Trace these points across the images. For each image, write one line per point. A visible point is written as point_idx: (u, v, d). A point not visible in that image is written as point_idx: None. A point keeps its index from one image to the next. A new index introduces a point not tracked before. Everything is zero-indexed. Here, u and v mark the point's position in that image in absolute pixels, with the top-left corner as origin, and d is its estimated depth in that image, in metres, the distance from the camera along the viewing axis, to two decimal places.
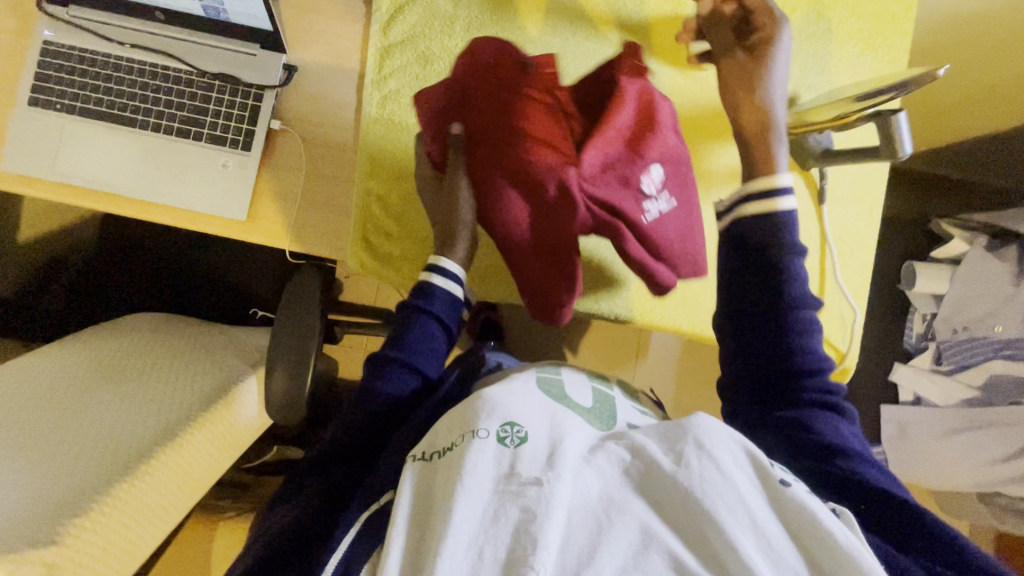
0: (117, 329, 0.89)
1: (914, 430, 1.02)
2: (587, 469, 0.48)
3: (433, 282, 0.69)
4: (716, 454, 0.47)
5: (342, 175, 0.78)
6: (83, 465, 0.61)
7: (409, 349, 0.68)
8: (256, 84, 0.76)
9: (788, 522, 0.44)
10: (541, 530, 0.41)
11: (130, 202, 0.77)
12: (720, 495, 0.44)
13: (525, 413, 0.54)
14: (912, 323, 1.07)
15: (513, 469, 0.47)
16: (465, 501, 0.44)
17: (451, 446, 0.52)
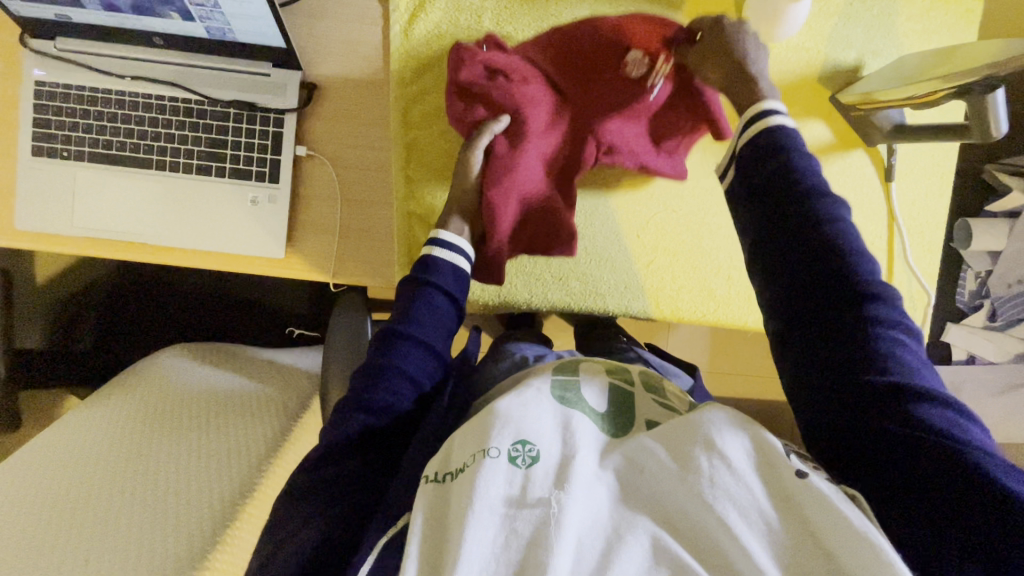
0: (153, 363, 0.87)
1: (968, 390, 1.01)
2: (598, 484, 0.46)
3: (436, 255, 0.68)
4: (730, 457, 0.45)
5: (378, 198, 0.73)
6: (171, 533, 0.62)
7: (415, 321, 0.65)
8: (274, 108, 0.70)
9: (806, 521, 0.43)
10: (552, 558, 0.40)
11: (159, 249, 0.73)
12: (734, 503, 0.43)
13: (540, 425, 0.50)
14: (965, 282, 1.04)
15: (525, 492, 0.44)
16: (478, 531, 0.42)
17: (462, 468, 0.48)
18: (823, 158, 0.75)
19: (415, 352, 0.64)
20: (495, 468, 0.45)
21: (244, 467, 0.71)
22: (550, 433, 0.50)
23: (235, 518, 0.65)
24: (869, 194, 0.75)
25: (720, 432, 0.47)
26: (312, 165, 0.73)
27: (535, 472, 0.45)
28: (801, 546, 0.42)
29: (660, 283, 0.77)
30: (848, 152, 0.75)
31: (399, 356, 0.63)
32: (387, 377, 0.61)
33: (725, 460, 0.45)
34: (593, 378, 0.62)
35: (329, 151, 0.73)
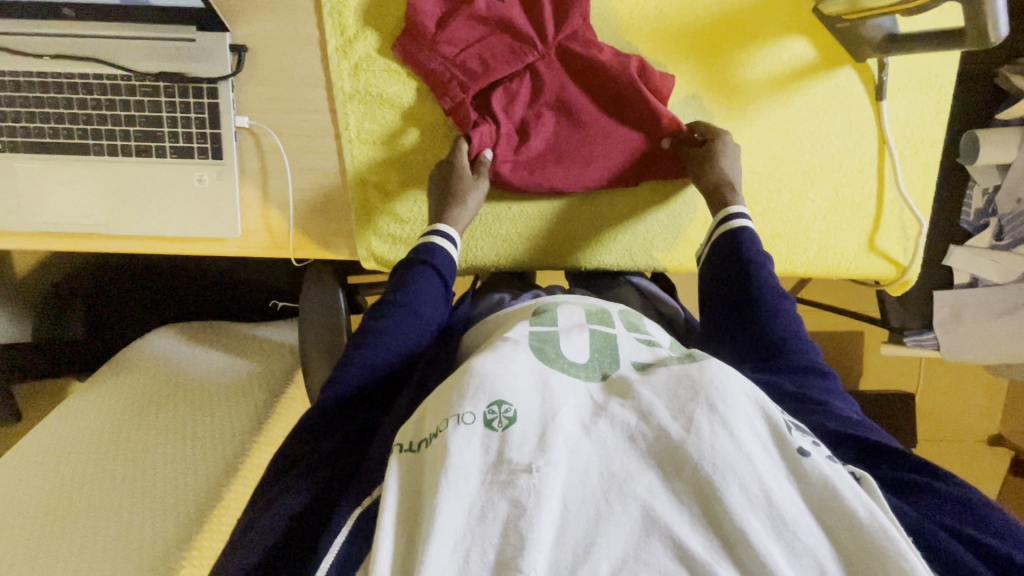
0: (140, 346, 0.88)
1: (969, 314, 0.98)
2: (585, 443, 0.43)
3: (433, 244, 0.66)
4: (731, 420, 0.43)
5: (329, 166, 0.70)
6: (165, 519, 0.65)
7: (410, 302, 0.64)
8: (205, 77, 0.66)
9: (807, 496, 0.42)
10: (532, 530, 0.39)
11: (115, 238, 0.71)
12: (734, 470, 0.41)
13: (519, 380, 0.47)
14: (971, 200, 0.97)
15: (502, 457, 0.42)
16: (451, 502, 0.40)
17: (434, 434, 0.45)
18: (808, 79, 0.68)
19: (412, 324, 0.63)
20: (469, 435, 0.43)
21: (230, 445, 0.73)
22: (529, 389, 0.47)
23: (221, 499, 0.67)
24: (859, 115, 0.68)
25: (723, 393, 0.44)
26: (255, 136, 0.69)
27: (512, 432, 0.43)
28: (801, 520, 0.40)
29: (630, 238, 0.73)
30: (837, 70, 0.67)
31: (394, 324, 0.62)
32: (382, 340, 0.61)
33: (725, 423, 0.43)
34: (573, 326, 0.59)
35: (272, 120, 0.68)
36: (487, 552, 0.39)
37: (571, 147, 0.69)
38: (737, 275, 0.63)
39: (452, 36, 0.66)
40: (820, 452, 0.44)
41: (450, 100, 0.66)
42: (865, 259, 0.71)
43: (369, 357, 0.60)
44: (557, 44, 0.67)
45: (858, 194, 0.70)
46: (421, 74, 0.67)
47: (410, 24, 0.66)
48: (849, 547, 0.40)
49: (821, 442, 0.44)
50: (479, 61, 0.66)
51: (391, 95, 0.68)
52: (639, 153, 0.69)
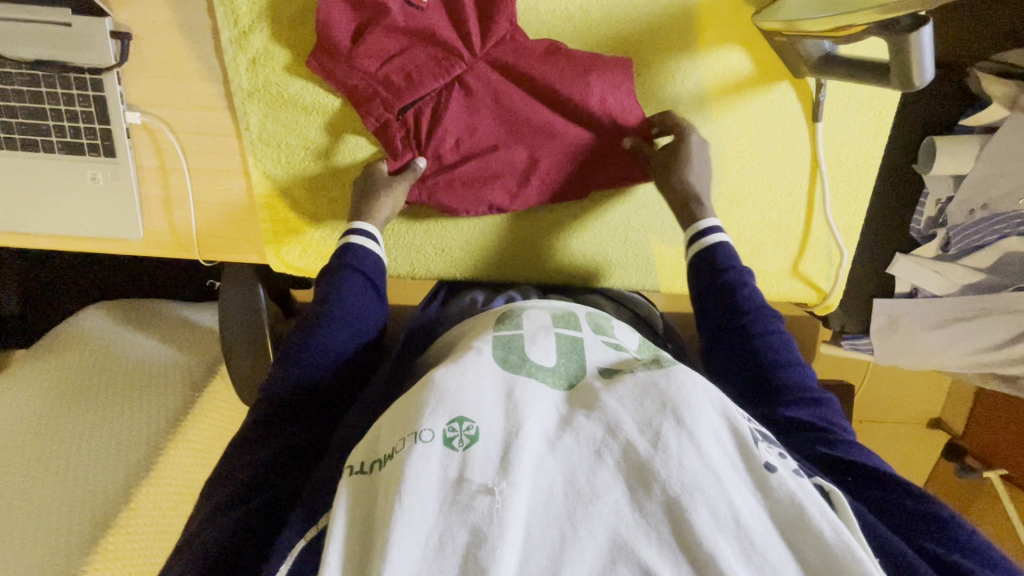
0: (68, 327, 0.86)
1: (905, 323, 0.97)
2: (549, 461, 0.42)
3: (355, 245, 0.63)
4: (698, 435, 0.42)
5: (233, 168, 0.66)
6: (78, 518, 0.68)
7: (337, 309, 0.60)
8: (87, 68, 0.60)
9: (774, 513, 0.41)
10: (492, 559, 0.37)
11: (13, 234, 0.68)
12: (699, 489, 0.40)
13: (480, 396, 0.45)
14: (923, 208, 0.94)
15: (462, 478, 0.41)
16: (407, 531, 0.38)
17: (393, 454, 0.43)
18: (742, 94, 0.64)
19: (341, 331, 0.59)
20: (427, 456, 0.41)
21: (147, 446, 0.75)
22: (494, 405, 0.45)
23: (131, 501, 0.71)
24: (793, 134, 0.65)
25: (689, 407, 0.44)
26: (151, 132, 0.65)
27: (474, 452, 0.42)
28: (771, 542, 0.39)
29: (591, 249, 0.70)
30: (774, 88, 0.64)
31: (318, 334, 0.58)
32: (307, 355, 0.58)
33: (691, 437, 0.42)
34: (539, 331, 0.55)
35: (167, 115, 0.64)
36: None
37: (511, 168, 0.65)
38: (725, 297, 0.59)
39: (371, 49, 0.60)
40: (787, 467, 0.44)
41: (373, 119, 0.62)
42: (787, 283, 0.70)
43: (294, 374, 0.57)
44: (485, 53, 0.61)
45: (785, 218, 0.68)
46: (338, 88, 0.62)
47: (322, 37, 0.60)
48: (816, 568, 0.39)
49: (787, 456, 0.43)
50: (402, 75, 0.61)
51: (294, 95, 0.63)
52: (579, 162, 0.65)
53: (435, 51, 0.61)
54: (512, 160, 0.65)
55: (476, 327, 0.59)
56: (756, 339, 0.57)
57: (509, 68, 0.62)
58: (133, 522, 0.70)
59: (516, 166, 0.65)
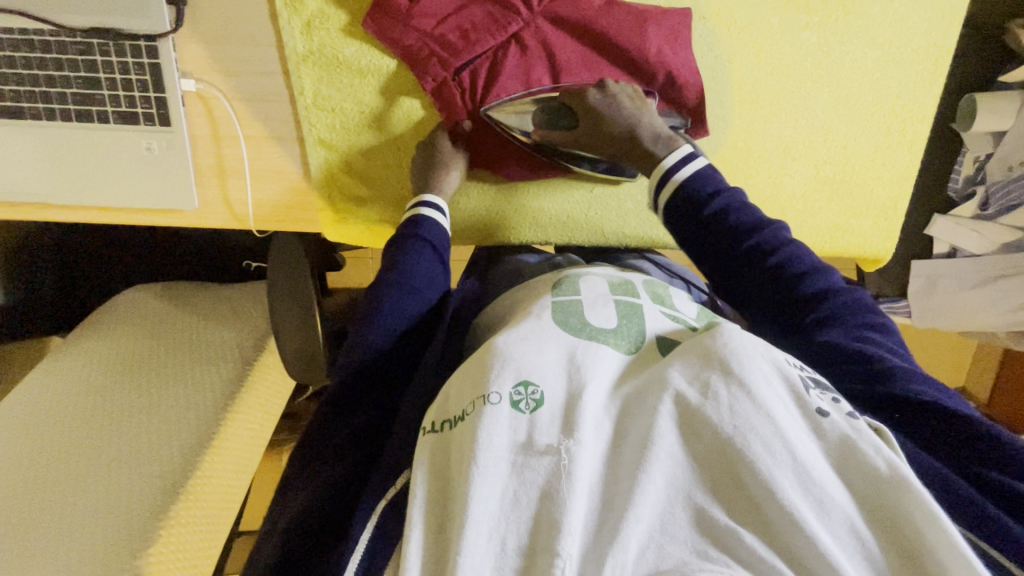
0: (113, 309, 0.87)
1: (942, 284, 0.99)
2: (608, 424, 0.42)
3: (423, 216, 0.63)
4: (748, 379, 0.40)
5: (287, 135, 0.66)
6: (144, 491, 0.69)
7: (406, 277, 0.60)
8: (142, 35, 0.60)
9: (827, 450, 0.39)
10: (565, 511, 0.37)
11: (68, 208, 0.68)
12: (753, 433, 0.38)
13: (544, 360, 0.45)
14: (960, 167, 0.94)
15: (531, 437, 0.40)
16: (484, 486, 0.38)
17: (462, 416, 0.43)
18: (797, 48, 0.64)
19: (409, 299, 0.59)
20: (496, 416, 0.41)
21: (204, 420, 0.75)
22: (556, 368, 0.45)
23: (195, 470, 0.71)
24: (848, 89, 0.65)
25: (735, 353, 0.42)
26: (204, 101, 0.64)
27: (541, 415, 0.42)
28: (827, 477, 0.37)
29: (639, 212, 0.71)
30: (830, 39, 0.63)
31: (387, 301, 0.58)
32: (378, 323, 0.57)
33: (742, 383, 0.40)
34: (599, 298, 0.55)
35: (221, 83, 0.63)
36: (517, 535, 0.37)
37: None
38: (723, 228, 0.58)
39: (428, 8, 0.61)
40: (840, 409, 0.42)
41: (431, 81, 0.63)
42: (840, 238, 0.70)
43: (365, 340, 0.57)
44: (542, 10, 0.62)
45: (840, 172, 0.68)
46: (395, 51, 0.62)
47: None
48: (877, 505, 0.37)
49: (841, 398, 0.41)
50: (458, 32, 0.62)
51: (350, 58, 0.63)
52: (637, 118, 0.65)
53: (494, 8, 0.62)
54: None
55: (532, 291, 0.59)
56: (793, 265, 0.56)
57: (568, 24, 0.63)
58: (197, 494, 0.70)
59: None
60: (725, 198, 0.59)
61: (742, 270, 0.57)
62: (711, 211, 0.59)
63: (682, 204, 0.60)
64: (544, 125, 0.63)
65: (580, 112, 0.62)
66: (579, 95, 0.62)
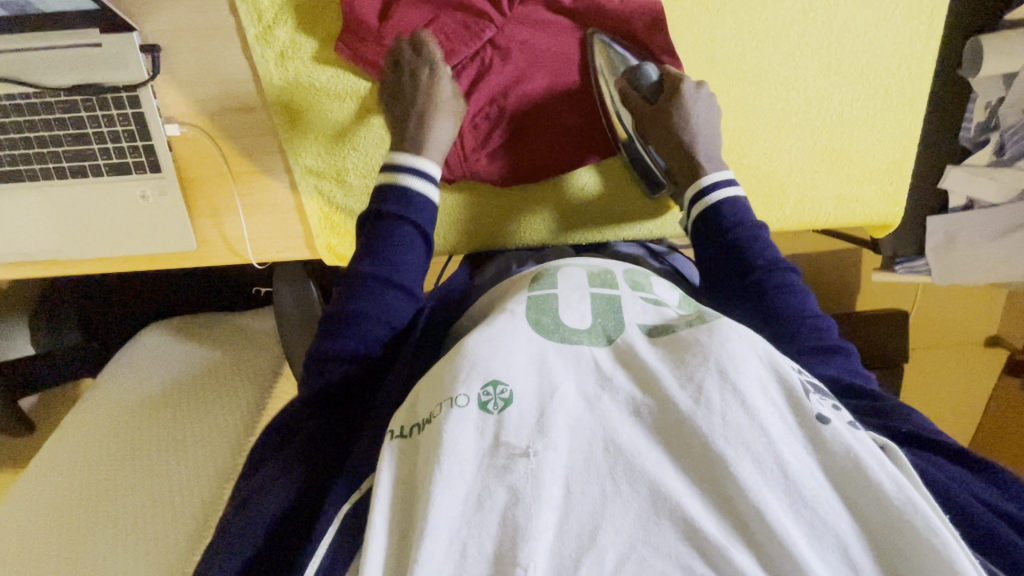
0: (133, 351, 0.90)
1: (963, 238, 0.95)
2: (587, 420, 0.42)
3: (408, 184, 0.59)
4: (744, 388, 0.41)
5: (274, 168, 0.66)
6: (181, 526, 0.72)
7: (389, 262, 0.57)
8: (122, 86, 0.61)
9: (826, 466, 0.39)
10: (532, 517, 0.37)
11: (75, 262, 0.70)
12: (745, 445, 0.39)
13: (514, 356, 0.45)
14: (971, 114, 0.89)
15: (498, 440, 0.41)
16: (446, 490, 0.39)
17: (429, 419, 0.43)
18: (781, 16, 0.61)
19: (390, 295, 0.56)
20: (463, 418, 0.41)
21: (230, 452, 0.78)
22: (529, 367, 0.44)
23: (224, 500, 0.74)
24: (839, 52, 0.62)
25: (734, 358, 0.42)
26: (190, 143, 0.65)
27: (510, 414, 0.41)
28: (823, 495, 0.38)
29: (614, 197, 0.69)
30: (815, 4, 0.60)
31: (365, 293, 0.55)
32: (355, 314, 0.55)
33: (736, 392, 0.41)
34: (574, 292, 0.53)
35: (203, 123, 0.64)
36: (486, 541, 0.38)
37: (555, 131, 0.65)
38: (736, 254, 0.58)
39: (399, 25, 0.61)
40: (842, 418, 0.42)
41: (411, 98, 0.63)
42: (842, 209, 0.68)
43: (343, 328, 0.54)
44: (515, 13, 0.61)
45: (838, 140, 0.65)
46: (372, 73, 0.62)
47: (349, 21, 0.60)
48: (874, 525, 0.38)
49: (841, 406, 0.41)
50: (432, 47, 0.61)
51: (326, 84, 0.63)
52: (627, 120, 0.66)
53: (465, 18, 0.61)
54: (556, 122, 0.65)
55: (508, 286, 0.57)
56: (802, 299, 0.56)
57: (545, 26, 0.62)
58: None
59: (560, 130, 0.66)
60: (745, 225, 0.59)
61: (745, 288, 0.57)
62: (732, 238, 0.58)
63: (706, 229, 0.60)
64: (633, 89, 0.64)
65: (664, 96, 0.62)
66: (674, 84, 0.62)
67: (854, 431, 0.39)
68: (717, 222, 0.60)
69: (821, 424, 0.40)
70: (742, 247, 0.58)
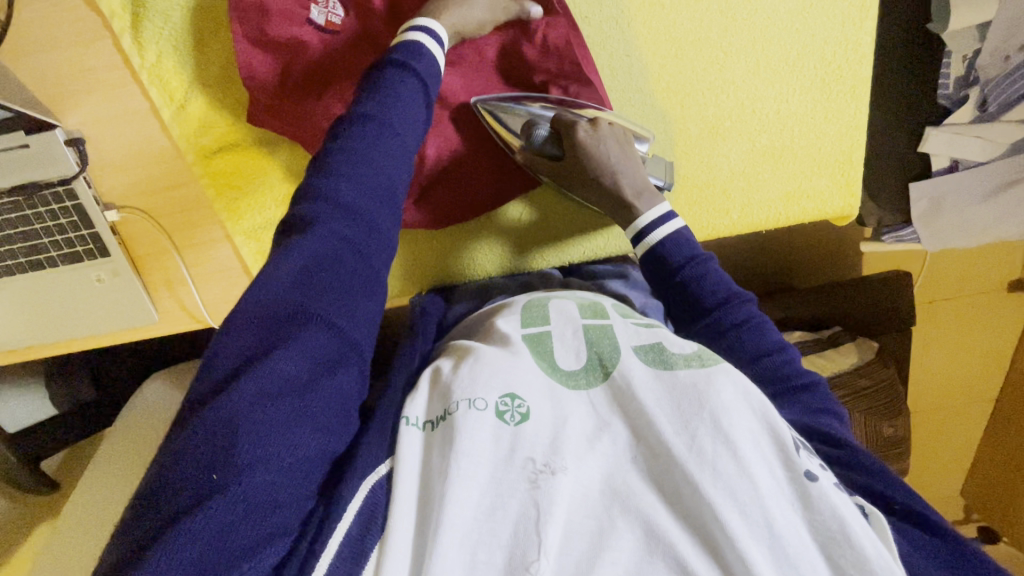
0: (132, 409, 0.96)
1: (949, 202, 0.89)
2: (590, 456, 0.43)
3: (410, 41, 0.53)
4: (736, 436, 0.42)
5: (215, 237, 0.68)
6: None
7: (383, 107, 0.49)
8: (56, 181, 0.62)
9: (813, 529, 0.39)
10: (541, 535, 0.38)
11: (50, 345, 0.74)
12: (734, 492, 0.39)
13: (529, 379, 0.47)
14: (948, 69, 0.82)
15: (514, 451, 0.42)
16: (461, 488, 0.40)
17: (445, 415, 0.44)
18: (698, 20, 0.58)
19: (389, 147, 0.49)
20: (480, 421, 0.43)
21: None
22: (542, 392, 0.46)
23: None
24: (767, 47, 0.59)
25: (728, 409, 0.43)
26: (132, 224, 0.67)
27: (525, 429, 0.43)
28: (808, 555, 0.38)
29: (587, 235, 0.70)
30: (731, 2, 0.58)
31: (369, 140, 0.48)
32: (349, 170, 0.47)
33: (728, 442, 0.41)
34: (567, 323, 0.54)
35: (141, 203, 0.66)
36: (494, 551, 0.38)
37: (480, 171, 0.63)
38: (685, 297, 0.56)
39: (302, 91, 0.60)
40: (828, 477, 0.42)
41: None
42: (794, 207, 0.64)
43: (336, 186, 0.46)
44: None
45: (778, 138, 0.62)
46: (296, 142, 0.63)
47: (254, 89, 0.60)
48: None
49: (828, 467, 0.41)
50: (343, 100, 0.61)
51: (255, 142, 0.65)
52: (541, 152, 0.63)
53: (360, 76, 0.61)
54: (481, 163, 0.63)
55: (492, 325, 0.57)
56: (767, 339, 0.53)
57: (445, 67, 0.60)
58: None
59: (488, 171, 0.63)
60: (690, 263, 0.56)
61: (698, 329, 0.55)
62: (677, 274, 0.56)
63: (650, 263, 0.57)
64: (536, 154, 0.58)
65: (566, 148, 0.57)
66: (568, 133, 0.56)
67: (841, 492, 0.40)
68: (661, 255, 0.57)
69: (809, 482, 0.40)
70: (689, 280, 0.55)
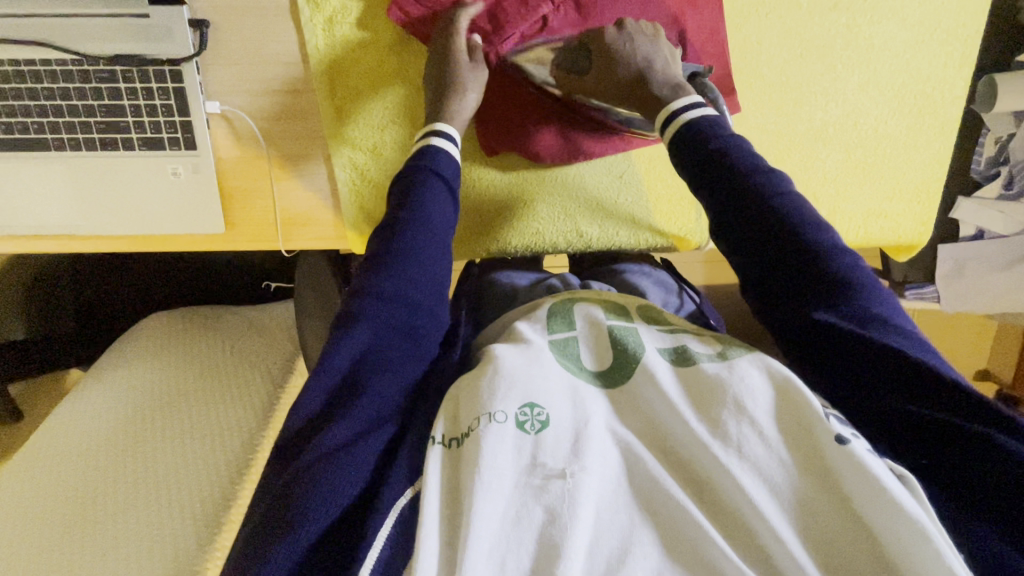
0: (132, 342, 0.86)
1: (971, 267, 0.98)
2: (613, 447, 0.41)
3: (435, 146, 0.60)
4: (761, 422, 0.40)
5: (313, 152, 0.65)
6: (185, 518, 0.69)
7: (418, 204, 0.56)
8: (167, 59, 0.59)
9: (849, 494, 0.37)
10: (566, 537, 0.35)
11: (90, 238, 0.67)
12: (762, 476, 0.38)
13: (548, 385, 0.44)
14: (983, 148, 0.93)
15: (535, 459, 0.39)
16: (486, 503, 0.37)
17: (468, 433, 0.42)
18: (826, 34, 0.64)
19: (430, 246, 0.55)
20: (501, 435, 0.40)
21: (235, 447, 0.75)
22: (562, 394, 0.44)
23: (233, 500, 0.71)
24: (878, 71, 0.65)
25: (748, 389, 0.41)
26: (229, 122, 0.64)
27: (545, 438, 0.40)
28: (841, 535, 0.37)
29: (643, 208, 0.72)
30: (858, 20, 0.64)
31: (410, 242, 0.54)
32: (400, 271, 0.52)
33: (755, 425, 0.40)
34: (593, 329, 0.51)
35: (246, 104, 0.63)
36: (522, 559, 0.36)
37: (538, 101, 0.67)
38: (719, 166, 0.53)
39: None
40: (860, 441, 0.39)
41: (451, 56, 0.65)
42: (873, 225, 0.68)
43: (384, 284, 0.51)
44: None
45: (871, 155, 0.67)
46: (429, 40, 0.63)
47: None
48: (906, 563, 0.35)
49: (859, 432, 0.39)
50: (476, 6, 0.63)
51: (372, 52, 0.64)
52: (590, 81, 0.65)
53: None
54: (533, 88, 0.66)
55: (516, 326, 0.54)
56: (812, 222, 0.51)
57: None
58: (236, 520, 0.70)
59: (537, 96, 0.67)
60: (725, 139, 0.55)
61: (732, 211, 0.52)
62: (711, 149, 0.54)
63: (694, 134, 0.56)
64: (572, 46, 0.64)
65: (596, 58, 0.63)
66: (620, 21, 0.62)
67: (873, 453, 0.37)
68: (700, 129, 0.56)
69: (840, 447, 0.38)
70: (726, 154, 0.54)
